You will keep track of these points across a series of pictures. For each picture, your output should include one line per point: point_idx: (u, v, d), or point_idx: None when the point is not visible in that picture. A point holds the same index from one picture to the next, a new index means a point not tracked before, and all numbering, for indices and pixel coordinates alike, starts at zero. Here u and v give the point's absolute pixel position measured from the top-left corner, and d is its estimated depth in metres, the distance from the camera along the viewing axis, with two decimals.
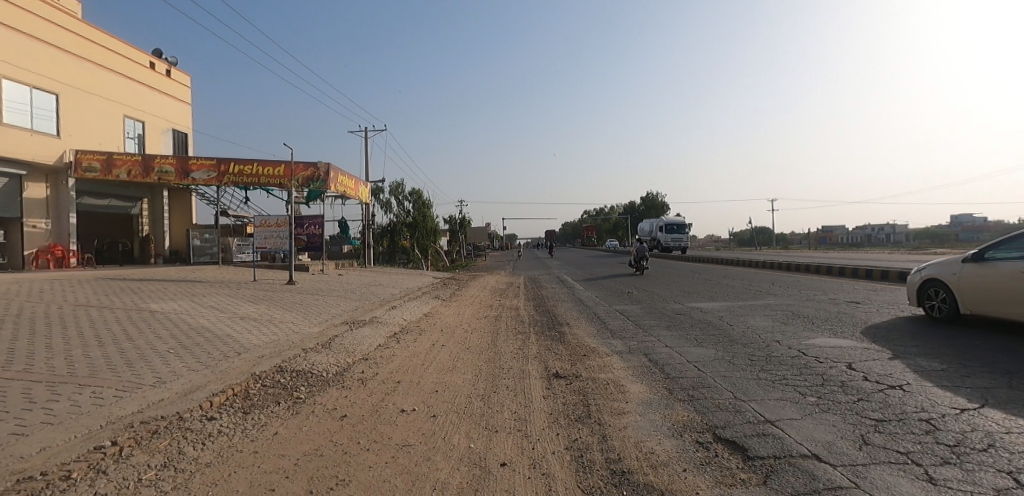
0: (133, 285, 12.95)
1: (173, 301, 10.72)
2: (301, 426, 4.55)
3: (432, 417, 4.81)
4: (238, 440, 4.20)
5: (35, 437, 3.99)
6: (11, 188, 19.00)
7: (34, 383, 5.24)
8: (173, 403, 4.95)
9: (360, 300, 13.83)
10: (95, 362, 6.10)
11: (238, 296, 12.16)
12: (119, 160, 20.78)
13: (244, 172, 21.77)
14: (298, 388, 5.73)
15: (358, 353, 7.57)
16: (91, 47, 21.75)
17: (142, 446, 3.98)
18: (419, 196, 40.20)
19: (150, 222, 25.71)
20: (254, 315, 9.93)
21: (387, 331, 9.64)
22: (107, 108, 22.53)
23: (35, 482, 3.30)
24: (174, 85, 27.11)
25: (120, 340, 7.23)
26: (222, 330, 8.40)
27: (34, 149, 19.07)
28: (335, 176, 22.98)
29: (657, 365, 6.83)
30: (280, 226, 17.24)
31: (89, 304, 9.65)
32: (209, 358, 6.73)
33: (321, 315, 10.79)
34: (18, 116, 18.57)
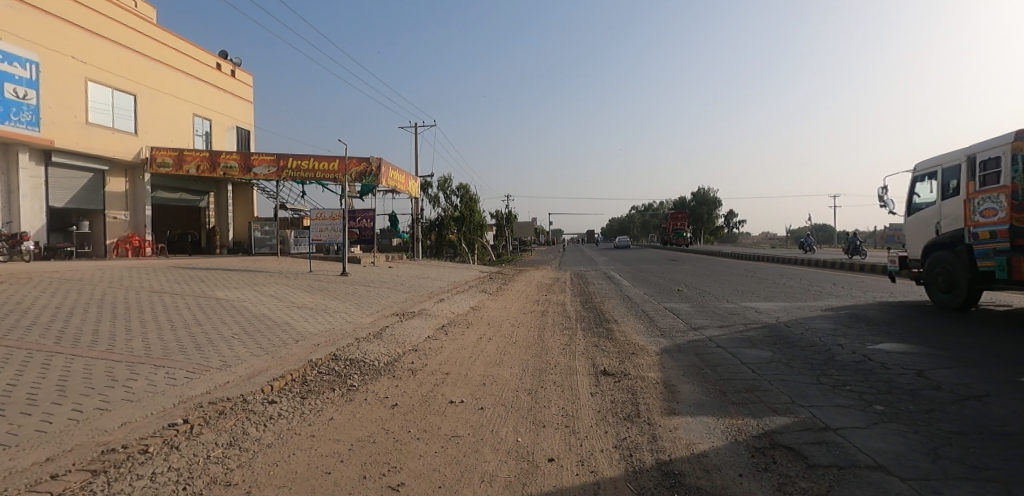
0: (200, 274, 13.80)
1: (237, 290, 11.31)
2: (355, 413, 4.70)
3: (480, 410, 4.86)
4: (296, 423, 4.39)
5: (116, 412, 4.33)
6: (95, 182, 20.50)
7: (115, 363, 5.66)
8: (239, 386, 5.22)
9: (409, 292, 14.16)
10: (169, 345, 6.55)
11: (294, 286, 12.72)
12: (189, 156, 22.09)
13: (301, 167, 22.66)
14: (351, 376, 5.92)
15: (408, 345, 7.73)
16: (161, 49, 23.11)
17: (210, 425, 4.22)
18: (466, 191, 40.52)
19: (216, 214, 27.26)
20: (310, 305, 10.36)
21: (435, 323, 9.82)
22: (177, 107, 23.92)
23: (118, 454, 3.58)
24: (237, 84, 28.43)
25: (189, 324, 7.73)
26: (281, 318, 8.82)
27: (114, 146, 20.55)
28: (386, 170, 23.45)
29: (709, 366, 6.61)
30: (335, 219, 17.80)
31: (162, 291, 10.34)
32: (269, 344, 7.07)
33: (372, 306, 11.10)
34: (100, 115, 20.07)
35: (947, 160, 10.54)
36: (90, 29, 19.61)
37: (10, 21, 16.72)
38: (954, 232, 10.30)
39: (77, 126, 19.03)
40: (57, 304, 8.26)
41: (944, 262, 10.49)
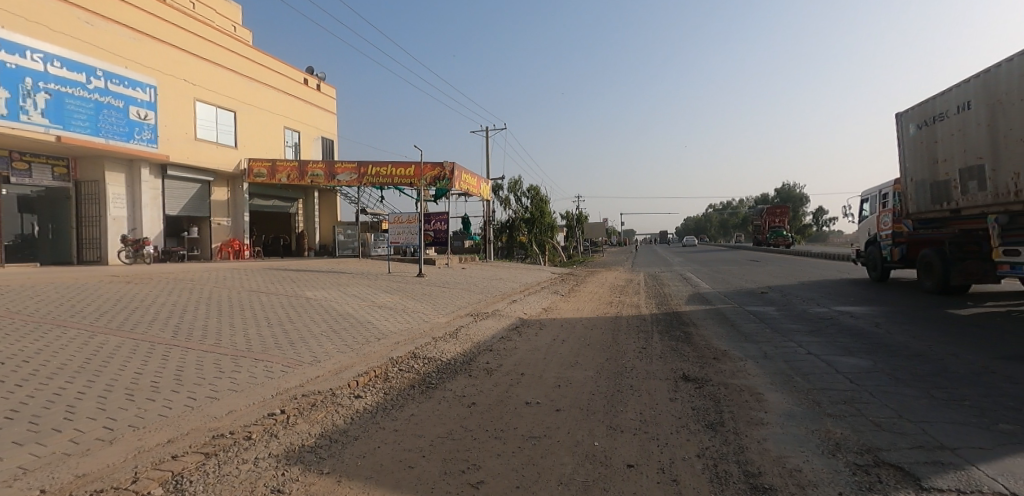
0: (291, 275, 14.87)
1: (324, 290, 12.07)
2: (434, 410, 4.84)
3: (556, 412, 4.84)
4: (380, 418, 4.59)
5: (223, 401, 4.75)
6: (202, 192, 22.64)
7: (222, 355, 6.22)
8: (328, 380, 5.56)
9: (482, 293, 14.42)
10: (266, 340, 7.11)
11: (375, 287, 13.38)
12: (281, 166, 23.93)
13: (380, 173, 23.82)
14: (430, 374, 6.11)
15: (482, 345, 7.86)
16: (256, 68, 25.16)
17: (303, 415, 4.53)
18: (537, 192, 40.83)
19: (304, 219, 29.08)
20: (390, 305, 10.85)
21: (509, 324, 9.93)
22: (271, 121, 25.95)
23: (226, 439, 3.92)
24: (323, 98, 30.36)
25: (283, 322, 8.35)
26: (364, 317, 9.31)
27: (218, 158, 22.65)
28: (459, 174, 24.13)
29: (799, 374, 6.17)
30: (411, 222, 18.52)
31: (260, 291, 11.25)
32: (353, 341, 7.47)
33: (447, 306, 11.42)
34: (206, 131, 22.21)
35: (874, 191, 17.73)
36: (198, 54, 21.83)
37: (134, 52, 19.02)
38: (872, 234, 17.52)
39: (187, 142, 21.17)
40: (174, 303, 9.23)
41: (872, 253, 17.43)
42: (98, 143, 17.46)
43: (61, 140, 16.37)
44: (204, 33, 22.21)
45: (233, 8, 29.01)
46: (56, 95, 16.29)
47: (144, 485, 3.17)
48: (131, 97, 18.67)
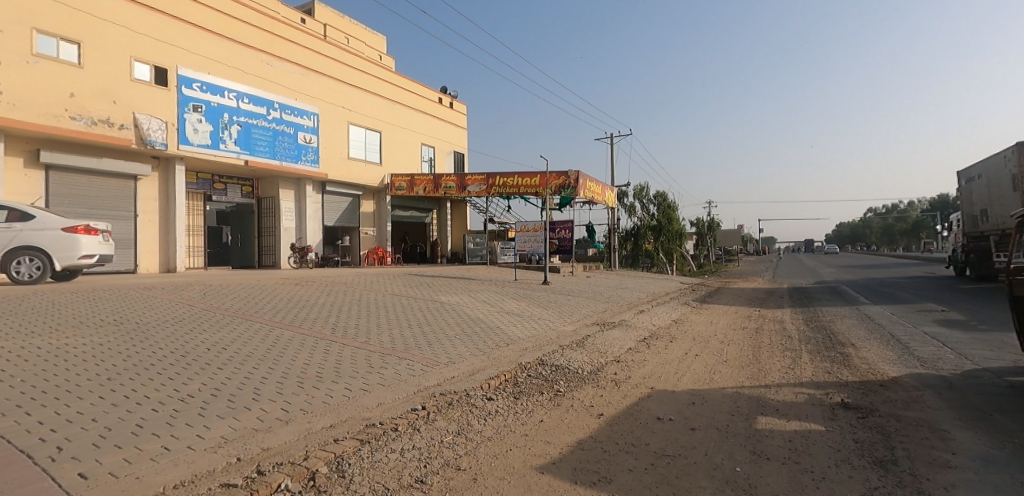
0: (428, 280, 16.05)
1: (457, 295, 12.86)
2: (563, 418, 4.87)
3: (690, 430, 4.59)
4: (512, 421, 4.74)
5: (374, 394, 5.29)
6: (353, 204, 25.34)
7: (373, 352, 6.94)
8: (463, 381, 5.89)
9: (608, 302, 14.22)
10: (408, 340, 7.76)
11: (504, 293, 13.91)
12: (419, 180, 26.08)
13: (507, 184, 24.75)
14: (558, 382, 6.17)
15: (610, 355, 7.73)
16: (398, 91, 27.66)
17: (442, 412, 4.84)
18: (664, 199, 39.30)
19: (438, 229, 31.24)
20: (518, 311, 11.19)
21: (637, 335, 9.65)
22: (410, 139, 28.34)
23: (377, 428, 4.35)
24: (455, 114, 32.43)
25: (422, 324, 9.03)
26: (493, 322, 9.72)
27: (366, 174, 25.30)
28: (584, 182, 24.07)
29: (999, 410, 5.11)
30: (537, 231, 18.92)
31: (402, 294, 12.34)
32: (485, 345, 7.82)
33: (573, 314, 11.44)
34: (356, 151, 24.96)
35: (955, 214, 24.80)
36: (351, 83, 24.63)
37: (302, 85, 22.04)
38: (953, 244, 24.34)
39: (341, 161, 23.98)
40: (333, 303, 10.48)
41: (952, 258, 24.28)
42: (275, 165, 20.56)
43: (249, 164, 19.60)
44: (356, 64, 24.99)
45: (379, 39, 32.34)
46: (245, 127, 19.60)
47: (313, 462, 3.63)
48: (299, 123, 21.71)
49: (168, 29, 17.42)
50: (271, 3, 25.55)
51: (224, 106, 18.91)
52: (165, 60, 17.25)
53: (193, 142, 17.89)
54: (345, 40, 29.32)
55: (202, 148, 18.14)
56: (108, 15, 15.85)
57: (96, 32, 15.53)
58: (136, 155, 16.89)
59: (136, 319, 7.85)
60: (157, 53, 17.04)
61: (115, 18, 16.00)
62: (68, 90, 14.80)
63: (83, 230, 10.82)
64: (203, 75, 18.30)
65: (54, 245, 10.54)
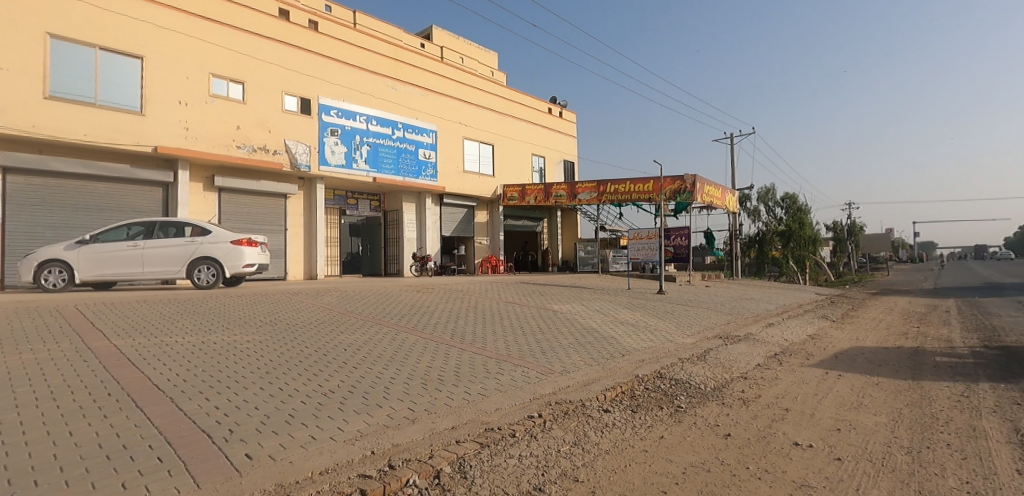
0: (540, 289, 16.25)
1: (569, 304, 12.85)
2: (685, 436, 4.60)
3: (836, 460, 4.08)
4: (630, 435, 4.59)
5: (491, 399, 5.44)
6: (468, 215, 26.49)
7: (489, 358, 7.16)
8: (578, 391, 5.83)
9: (732, 314, 13.26)
10: (523, 348, 7.89)
11: (616, 303, 13.60)
12: (530, 189, 26.60)
13: (619, 190, 24.28)
14: (678, 397, 5.86)
15: (736, 371, 7.18)
16: (509, 104, 28.52)
17: (558, 421, 4.84)
18: (793, 201, 36.04)
19: (548, 238, 31.58)
20: (632, 321, 10.87)
21: (766, 350, 8.85)
22: (520, 150, 29.05)
23: (496, 433, 4.46)
24: (564, 123, 32.64)
25: (535, 332, 9.12)
26: (607, 332, 9.52)
27: (479, 186, 26.38)
28: (702, 186, 22.75)
29: None
30: (652, 238, 18.26)
31: (516, 302, 12.61)
32: (599, 355, 7.69)
33: (692, 326, 10.84)
34: (470, 164, 26.16)
35: None
36: (466, 100, 25.92)
37: (422, 105, 23.67)
38: None
39: (457, 174, 25.29)
40: (451, 310, 11.04)
41: None
42: (399, 181, 22.27)
43: (377, 181, 21.44)
44: (469, 81, 26.24)
45: (491, 55, 33.69)
46: (373, 146, 21.52)
47: (438, 461, 3.82)
48: (419, 141, 23.32)
49: (310, 63, 19.72)
50: (395, 33, 27.88)
51: (356, 129, 20.94)
52: (308, 91, 19.56)
53: (331, 163, 20.04)
54: (459, 59, 30.99)
55: (338, 168, 20.24)
56: (264, 56, 18.38)
57: (255, 71, 18.08)
58: (286, 177, 19.31)
59: (287, 320, 8.96)
60: (302, 86, 19.40)
61: (270, 59, 18.55)
62: (235, 123, 17.41)
63: (247, 243, 12.61)
64: (338, 102, 20.45)
65: (225, 255, 12.37)
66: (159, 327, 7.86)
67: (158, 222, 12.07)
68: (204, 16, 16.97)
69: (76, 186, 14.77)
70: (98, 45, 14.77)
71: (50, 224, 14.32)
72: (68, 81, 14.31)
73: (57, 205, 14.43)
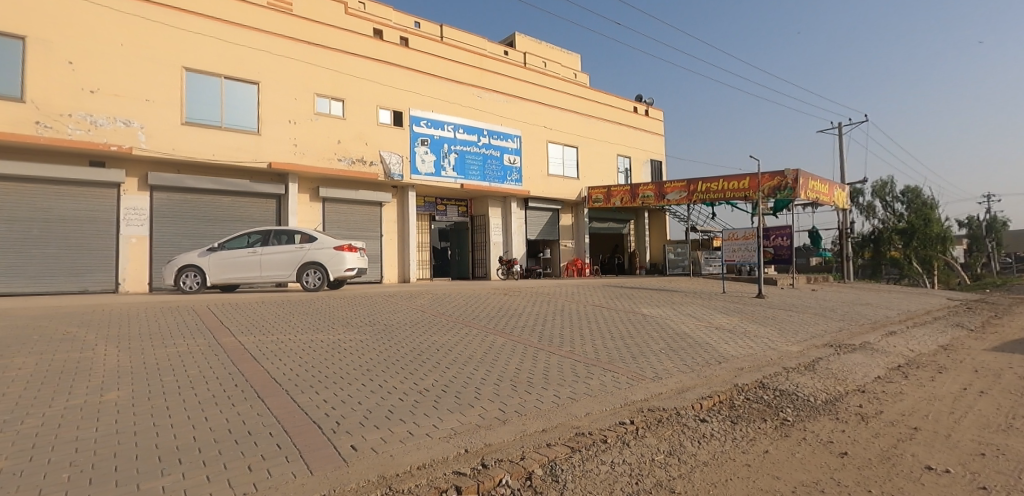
0: (628, 292, 15.87)
1: (659, 307, 12.41)
2: (794, 452, 4.25)
3: (981, 489, 3.56)
4: (730, 448, 4.33)
5: (580, 403, 5.39)
6: (552, 218, 26.51)
7: (578, 362, 7.10)
8: (672, 398, 5.61)
9: (844, 320, 12.08)
10: (613, 352, 7.74)
11: (710, 307, 12.92)
12: (615, 191, 26.13)
13: (710, 189, 23.10)
14: (784, 409, 5.43)
15: (852, 384, 6.53)
16: (593, 105, 28.20)
17: (651, 429, 4.69)
18: (916, 194, 32.31)
19: (635, 239, 30.77)
20: (729, 326, 10.26)
21: (888, 361, 7.96)
22: (605, 151, 28.61)
23: (587, 438, 4.42)
24: (651, 121, 31.66)
25: (625, 336, 8.91)
26: (701, 337, 9.07)
27: (564, 189, 26.34)
28: (805, 181, 21.00)
29: None
30: (749, 239, 17.15)
31: (603, 306, 12.41)
32: (693, 362, 7.35)
33: (798, 333, 10.02)
34: (554, 167, 26.21)
35: None
36: (548, 103, 26.00)
37: (506, 111, 24.11)
38: None
39: (542, 178, 25.44)
40: (537, 313, 11.10)
41: None
42: (485, 186, 22.84)
43: (464, 187, 22.14)
44: (552, 84, 26.33)
45: (573, 57, 33.56)
46: (460, 154, 22.27)
47: (529, 463, 3.86)
48: (504, 146, 23.78)
49: (402, 78, 20.85)
50: (479, 42, 28.69)
51: (444, 138, 21.80)
52: (399, 104, 20.68)
53: (422, 171, 21.01)
54: (542, 64, 31.23)
55: (428, 176, 21.18)
56: (361, 74, 19.73)
57: (353, 89, 19.45)
58: (381, 186, 20.54)
59: (385, 320, 9.52)
60: (395, 99, 20.55)
61: (366, 76, 19.85)
62: (336, 138, 18.83)
63: (348, 248, 13.60)
64: (428, 113, 21.41)
65: (329, 260, 13.40)
66: (275, 326, 8.71)
67: (273, 230, 13.33)
68: (310, 42, 18.56)
69: (206, 201, 16.74)
70: (223, 74, 16.69)
71: (187, 234, 16.34)
72: (199, 109, 16.30)
73: (192, 217, 16.46)
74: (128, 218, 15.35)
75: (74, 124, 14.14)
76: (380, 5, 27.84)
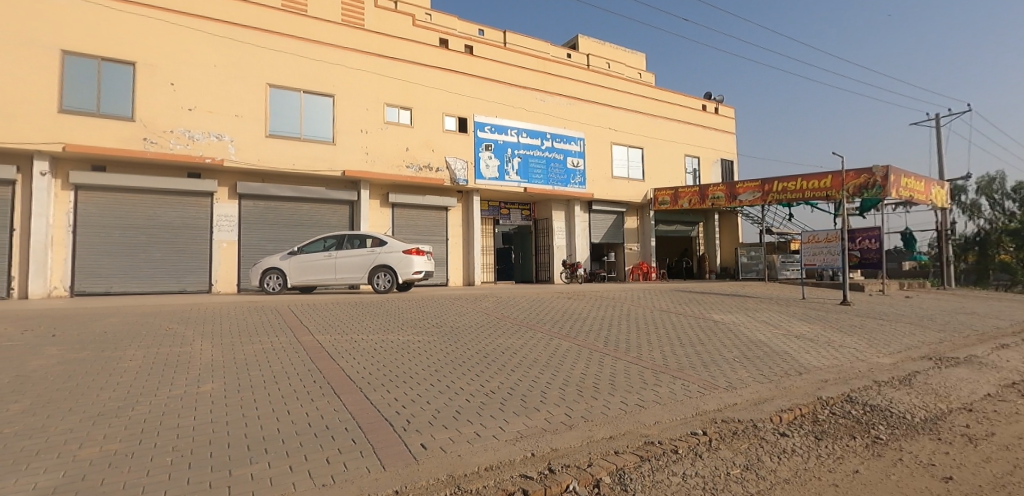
0: (697, 297, 15.28)
1: (732, 313, 11.85)
2: (889, 474, 3.91)
3: None
4: (815, 466, 4.05)
5: (649, 411, 5.25)
6: (616, 221, 26.05)
7: (646, 369, 6.92)
8: (748, 410, 5.33)
9: (945, 331, 10.97)
10: (683, 360, 7.47)
11: (788, 314, 12.16)
12: (683, 192, 25.29)
13: (787, 189, 21.80)
14: (876, 426, 5.01)
15: (956, 401, 5.91)
16: (659, 104, 27.46)
17: (725, 442, 4.48)
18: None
19: (705, 242, 29.61)
20: (810, 335, 9.62)
21: (1000, 378, 7.14)
22: (672, 151, 27.76)
23: (656, 447, 4.29)
24: (721, 119, 30.37)
25: (695, 343, 8.58)
26: (779, 346, 8.56)
27: (628, 191, 25.82)
28: (897, 178, 19.31)
29: None
30: (832, 241, 15.99)
31: (670, 311, 12.02)
32: (771, 372, 6.96)
33: (891, 344, 9.22)
34: (619, 169, 25.77)
35: None
36: (612, 104, 25.61)
37: (569, 114, 24.00)
38: None
39: (606, 180, 25.08)
40: (602, 317, 10.93)
41: None
42: (549, 190, 22.84)
43: (527, 191, 22.26)
44: (616, 85, 25.92)
45: (638, 57, 32.89)
46: (524, 158, 22.42)
47: (597, 470, 3.80)
48: (567, 150, 23.69)
49: (467, 85, 21.32)
50: (542, 46, 28.79)
51: (507, 143, 22.06)
52: (464, 111, 21.15)
53: (486, 176, 21.36)
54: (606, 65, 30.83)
55: (492, 181, 21.49)
56: (428, 83, 20.37)
57: (420, 97, 20.11)
58: (446, 191, 21.09)
59: (451, 323, 9.75)
60: (459, 106, 21.04)
61: (433, 84, 20.47)
62: (404, 146, 19.56)
63: (416, 252, 14.07)
64: (492, 118, 21.75)
65: (398, 263, 13.91)
66: (348, 326, 9.17)
67: (346, 235, 14.04)
68: (380, 54, 19.41)
69: (287, 207, 17.91)
70: (302, 89, 17.82)
71: (270, 239, 17.56)
72: (281, 122, 17.48)
73: (275, 223, 17.67)
74: (221, 224, 16.74)
75: (175, 139, 15.63)
76: (446, 15, 28.64)
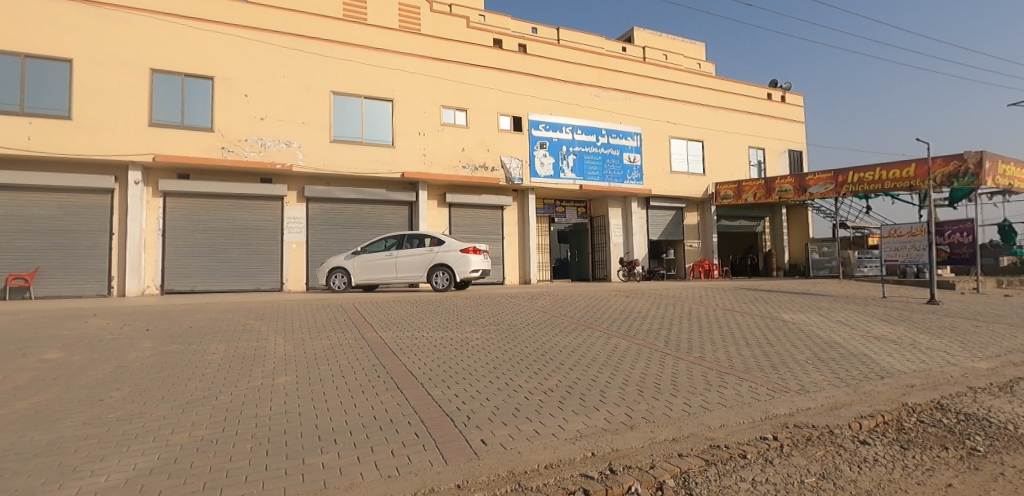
0: (764, 296, 14.56)
1: (803, 313, 11.19)
2: (988, 489, 3.57)
3: None
4: (900, 477, 3.76)
5: (715, 414, 5.07)
6: (676, 217, 25.28)
7: (710, 370, 6.68)
8: (823, 415, 5.03)
9: None
10: (750, 361, 7.14)
11: (867, 313, 11.34)
12: (747, 186, 24.20)
13: (864, 180, 20.36)
14: (971, 437, 4.58)
15: None
16: (720, 95, 26.38)
17: (799, 448, 4.25)
18: None
19: (771, 238, 28.15)
20: (893, 336, 8.93)
21: None
22: (735, 143, 26.60)
23: (723, 452, 4.14)
24: (788, 108, 28.77)
25: (763, 344, 8.18)
26: (858, 348, 8.00)
27: (688, 186, 24.99)
28: (994, 164, 17.55)
29: None
30: (917, 235, 14.75)
31: (735, 310, 11.52)
32: (849, 376, 6.52)
33: (989, 347, 8.38)
34: (678, 164, 24.99)
35: None
36: (670, 97, 24.87)
37: (625, 108, 23.53)
38: None
39: (664, 176, 24.41)
40: (663, 316, 10.64)
41: None
42: (605, 186, 22.51)
43: (583, 188, 22.04)
44: (674, 77, 25.15)
45: (696, 46, 31.76)
46: (579, 155, 22.23)
47: (660, 473, 3.71)
48: (623, 145, 23.25)
49: (521, 84, 21.39)
50: (596, 41, 28.43)
51: (562, 140, 21.95)
52: (518, 110, 21.23)
53: (541, 174, 21.36)
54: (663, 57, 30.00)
55: (547, 179, 21.46)
56: (482, 84, 20.62)
57: (475, 98, 20.39)
58: (501, 190, 21.26)
59: (508, 321, 9.83)
60: (514, 105, 21.15)
61: (487, 85, 20.69)
62: (460, 146, 19.90)
63: (473, 251, 14.29)
64: (546, 116, 21.71)
65: (456, 262, 14.18)
66: (410, 323, 9.46)
67: (406, 235, 14.48)
68: (436, 57, 19.85)
69: (350, 209, 18.69)
70: (363, 95, 18.52)
71: (335, 240, 18.39)
72: (344, 127, 18.26)
73: (339, 224, 18.49)
74: (291, 226, 17.73)
75: (249, 147, 16.71)
76: (499, 16, 28.87)
